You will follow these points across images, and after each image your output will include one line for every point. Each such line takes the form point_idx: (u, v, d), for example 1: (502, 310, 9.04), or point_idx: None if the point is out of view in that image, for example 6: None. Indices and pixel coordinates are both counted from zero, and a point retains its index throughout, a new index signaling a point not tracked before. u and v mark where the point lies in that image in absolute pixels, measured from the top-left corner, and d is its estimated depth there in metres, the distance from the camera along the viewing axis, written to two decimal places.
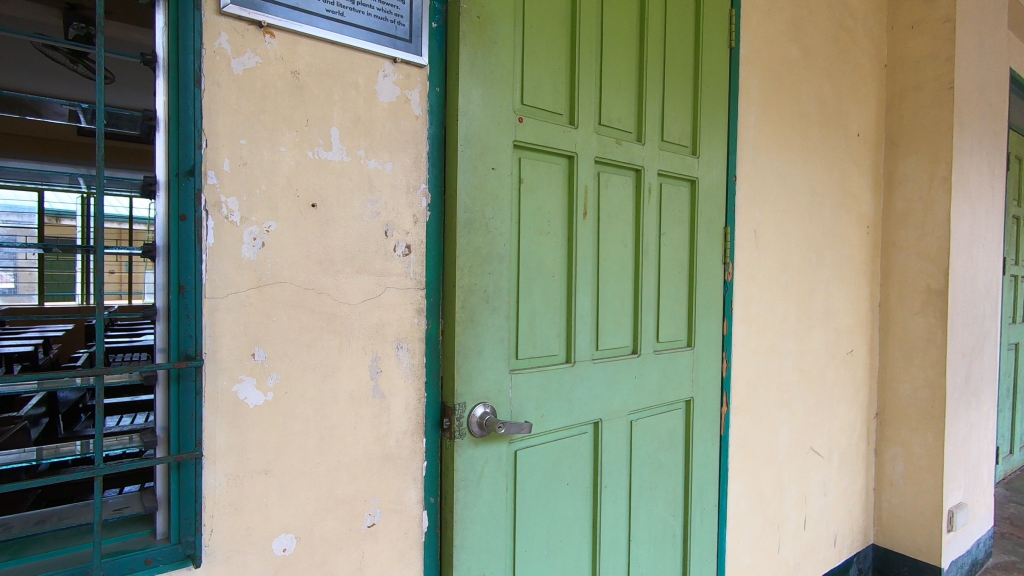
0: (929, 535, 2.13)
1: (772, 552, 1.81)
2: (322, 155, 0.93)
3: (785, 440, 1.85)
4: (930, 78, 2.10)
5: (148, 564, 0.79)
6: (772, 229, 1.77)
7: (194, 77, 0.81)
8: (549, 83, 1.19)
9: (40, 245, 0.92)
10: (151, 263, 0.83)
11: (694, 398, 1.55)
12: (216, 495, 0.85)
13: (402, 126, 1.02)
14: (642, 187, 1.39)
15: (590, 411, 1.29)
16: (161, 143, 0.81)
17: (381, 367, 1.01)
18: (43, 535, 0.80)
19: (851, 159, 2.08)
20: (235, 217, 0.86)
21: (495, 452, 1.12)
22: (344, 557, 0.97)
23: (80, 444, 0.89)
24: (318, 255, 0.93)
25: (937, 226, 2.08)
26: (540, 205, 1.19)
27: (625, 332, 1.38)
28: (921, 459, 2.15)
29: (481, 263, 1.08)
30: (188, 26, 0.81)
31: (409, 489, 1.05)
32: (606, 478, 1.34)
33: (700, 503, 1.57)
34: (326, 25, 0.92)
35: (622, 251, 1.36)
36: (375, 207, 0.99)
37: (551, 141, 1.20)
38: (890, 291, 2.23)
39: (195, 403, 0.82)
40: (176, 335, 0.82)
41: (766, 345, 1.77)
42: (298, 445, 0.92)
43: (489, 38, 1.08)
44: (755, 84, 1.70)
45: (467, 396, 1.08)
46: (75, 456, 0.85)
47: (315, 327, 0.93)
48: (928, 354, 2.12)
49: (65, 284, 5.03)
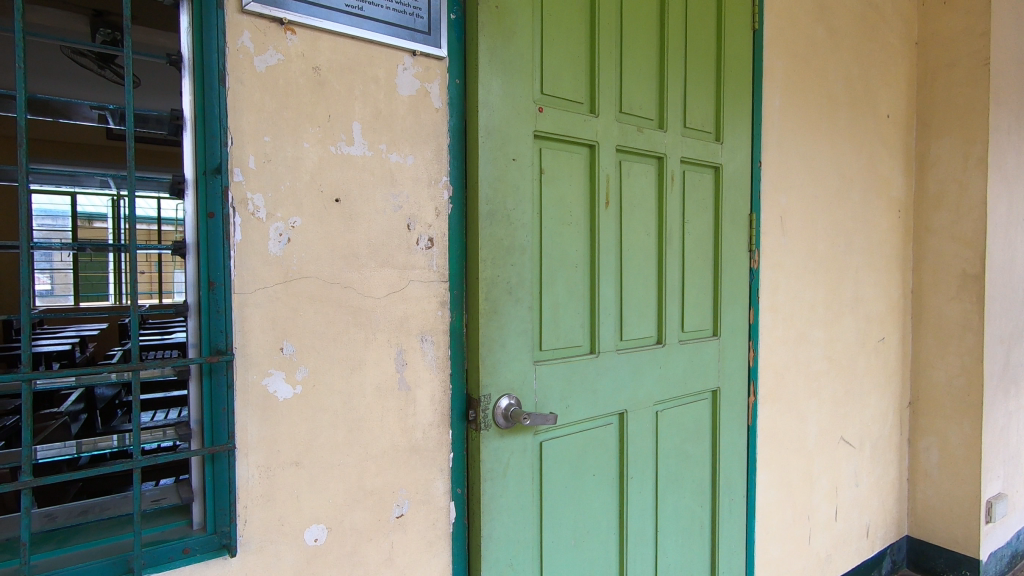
0: (966, 526, 2.07)
1: (802, 543, 1.78)
2: (344, 150, 0.94)
3: (814, 429, 1.82)
4: (964, 55, 2.03)
5: (187, 553, 0.82)
6: (799, 215, 1.73)
7: (219, 76, 0.82)
8: (568, 71, 1.18)
9: (75, 245, 0.93)
10: (182, 261, 0.84)
11: (721, 388, 1.53)
12: (249, 486, 0.87)
13: (422, 119, 1.02)
14: (664, 175, 1.37)
15: (615, 402, 1.29)
16: (189, 142, 0.83)
17: (406, 360, 1.01)
18: (86, 525, 0.83)
19: (880, 142, 2.02)
20: (261, 213, 0.87)
21: (521, 443, 1.12)
22: (373, 547, 0.98)
23: (118, 437, 0.89)
24: (343, 249, 0.94)
25: (973, 209, 2.01)
26: (561, 195, 1.18)
27: (650, 322, 1.37)
28: (957, 449, 2.09)
29: (504, 254, 1.08)
30: (212, 25, 0.82)
31: (436, 481, 1.06)
32: (633, 468, 1.33)
33: (728, 495, 1.55)
34: (345, 20, 0.93)
35: (646, 240, 1.34)
36: (397, 201, 0.99)
37: (571, 131, 1.19)
38: (923, 276, 2.17)
39: (228, 396, 0.84)
40: (207, 330, 0.83)
41: (795, 333, 1.74)
42: (327, 437, 0.93)
43: (508, 27, 1.07)
44: (779, 67, 1.66)
45: (492, 388, 1.08)
46: (113, 449, 0.86)
47: (341, 321, 0.94)
48: (964, 341, 2.06)
49: (98, 283, 5.21)
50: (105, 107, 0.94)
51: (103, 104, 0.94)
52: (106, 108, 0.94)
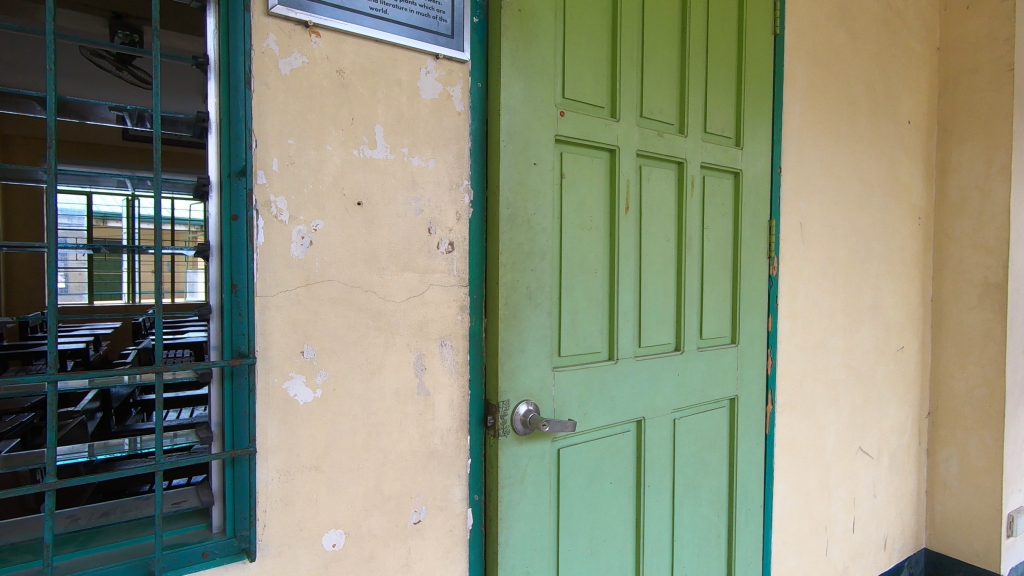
0: (986, 540, 2.02)
1: (819, 554, 1.75)
2: (367, 153, 0.94)
3: (833, 439, 1.79)
4: (988, 59, 1.99)
5: (206, 557, 0.81)
6: (819, 221, 1.71)
7: (245, 78, 0.82)
8: (590, 75, 1.17)
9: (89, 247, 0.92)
10: (205, 263, 0.84)
11: (739, 396, 1.51)
12: (268, 490, 0.86)
13: (444, 122, 1.02)
14: (685, 180, 1.36)
15: (633, 409, 1.27)
16: (214, 144, 0.83)
17: (425, 364, 1.01)
18: (107, 527, 0.82)
19: (902, 148, 1.99)
20: (284, 216, 0.87)
21: (539, 450, 1.11)
22: (391, 552, 0.97)
23: (129, 441, 0.90)
24: (364, 252, 0.94)
25: (996, 216, 1.98)
26: (582, 200, 1.17)
27: (668, 329, 1.35)
28: (978, 460, 2.05)
29: (524, 259, 1.07)
30: (238, 27, 0.82)
31: (454, 487, 1.05)
32: (650, 476, 1.31)
33: (745, 504, 1.53)
34: (369, 23, 0.93)
35: (665, 246, 1.33)
36: (418, 204, 0.99)
37: (592, 135, 1.18)
38: (944, 284, 2.14)
39: (249, 400, 0.83)
40: (229, 333, 0.83)
41: (813, 341, 1.71)
42: (346, 441, 0.93)
43: (530, 31, 1.07)
44: (800, 71, 1.64)
45: (511, 394, 1.07)
46: (125, 451, 0.86)
47: (362, 325, 0.94)
48: (985, 351, 2.02)
49: (112, 282, 5.26)
50: (124, 107, 0.93)
51: (123, 104, 0.92)
52: (126, 108, 0.93)
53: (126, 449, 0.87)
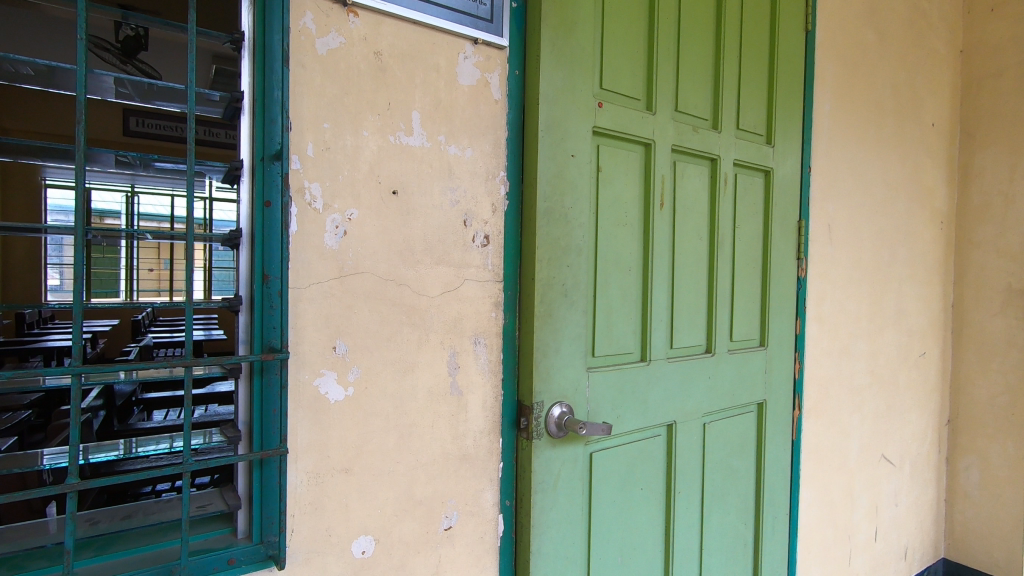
0: (1008, 550, 1.99)
1: (842, 564, 1.71)
2: (403, 140, 0.89)
3: (856, 446, 1.75)
4: (1014, 63, 1.97)
5: (232, 564, 0.76)
6: (846, 224, 1.67)
7: (281, 57, 0.77)
8: (627, 65, 1.13)
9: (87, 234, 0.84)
10: (234, 253, 0.79)
11: (767, 400, 1.47)
12: (297, 493, 0.81)
13: (481, 111, 0.98)
14: (718, 177, 1.32)
15: (665, 412, 1.23)
16: (247, 126, 0.78)
17: (459, 363, 0.96)
18: (127, 531, 0.77)
19: (926, 151, 1.96)
20: (318, 204, 0.82)
21: (572, 454, 1.06)
22: (422, 559, 0.93)
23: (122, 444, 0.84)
24: (399, 244, 0.89)
25: (1020, 222, 1.95)
26: (617, 195, 1.13)
27: (699, 331, 1.31)
28: (1000, 469, 2.01)
29: (561, 254, 1.03)
30: (275, 4, 0.77)
31: (485, 491, 1.00)
32: (680, 483, 1.27)
33: (772, 511, 1.48)
34: (409, 4, 0.88)
35: (697, 244, 1.29)
36: (454, 195, 0.95)
37: (629, 128, 1.14)
38: (965, 290, 2.11)
39: (280, 398, 0.78)
40: (260, 327, 0.78)
41: (839, 346, 1.68)
42: (377, 443, 0.88)
43: (571, 19, 1.02)
44: (829, 71, 1.61)
45: (545, 395, 1.02)
46: (118, 455, 0.80)
47: (395, 320, 0.89)
48: (1008, 358, 1.99)
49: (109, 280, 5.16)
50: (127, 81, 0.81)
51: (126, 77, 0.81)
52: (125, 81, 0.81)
53: (116, 453, 0.81)
